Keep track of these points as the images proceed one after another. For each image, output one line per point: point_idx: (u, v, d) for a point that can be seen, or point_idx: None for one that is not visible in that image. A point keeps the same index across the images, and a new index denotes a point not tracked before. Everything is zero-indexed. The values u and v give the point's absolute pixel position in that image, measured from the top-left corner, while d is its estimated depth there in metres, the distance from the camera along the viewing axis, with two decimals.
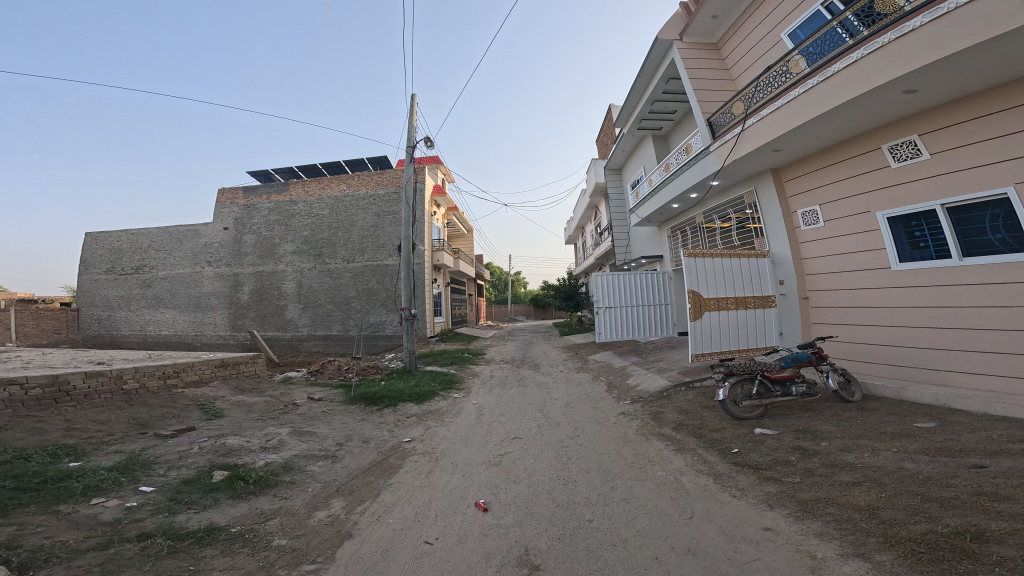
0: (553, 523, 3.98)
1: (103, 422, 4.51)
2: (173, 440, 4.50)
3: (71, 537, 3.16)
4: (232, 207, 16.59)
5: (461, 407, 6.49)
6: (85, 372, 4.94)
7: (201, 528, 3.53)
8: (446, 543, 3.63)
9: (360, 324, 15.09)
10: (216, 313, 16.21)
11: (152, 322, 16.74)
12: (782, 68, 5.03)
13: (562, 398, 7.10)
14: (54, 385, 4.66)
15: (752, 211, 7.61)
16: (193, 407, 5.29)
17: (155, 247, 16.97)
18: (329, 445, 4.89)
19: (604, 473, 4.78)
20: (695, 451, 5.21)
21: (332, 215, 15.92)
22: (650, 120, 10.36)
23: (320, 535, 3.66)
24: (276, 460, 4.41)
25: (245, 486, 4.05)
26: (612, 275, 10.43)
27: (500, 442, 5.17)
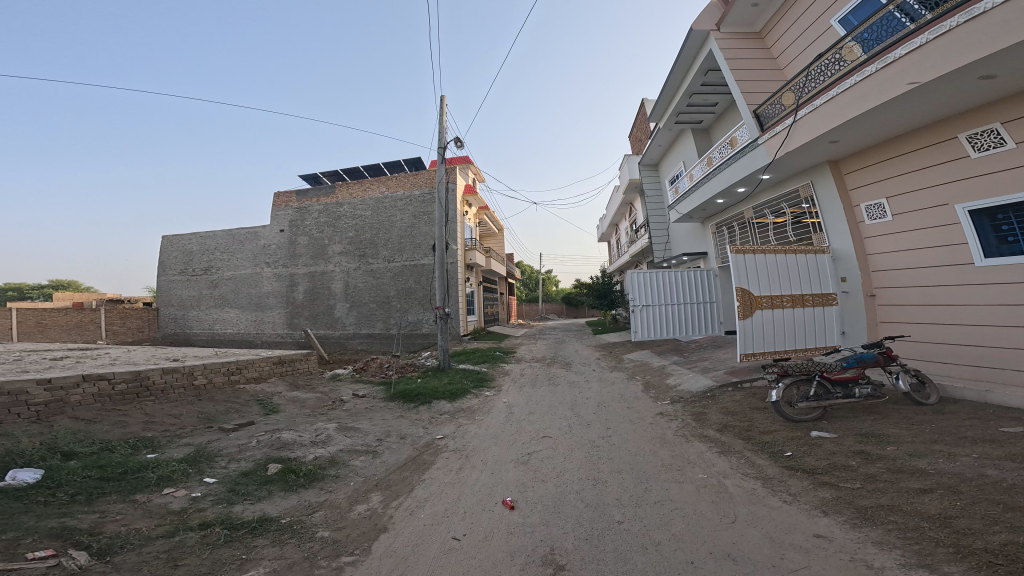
0: (582, 523, 3.93)
1: (176, 416, 5.78)
2: (234, 434, 5.50)
3: (145, 524, 3.66)
4: (286, 209, 17.45)
5: (492, 405, 6.91)
6: (163, 370, 6.36)
7: (254, 519, 3.92)
8: (474, 540, 3.64)
9: (399, 323, 15.68)
10: (274, 312, 17.29)
11: (220, 321, 18.18)
12: (836, 55, 5.22)
13: (594, 397, 7.26)
14: (137, 381, 6.05)
15: (809, 206, 7.25)
16: (253, 403, 6.68)
17: (221, 249, 18.32)
18: (371, 441, 5.37)
19: (640, 475, 4.71)
20: (742, 454, 5.00)
21: (373, 216, 16.51)
22: (689, 113, 10.55)
23: (359, 528, 3.87)
24: (324, 455, 4.90)
25: (296, 479, 4.51)
26: (648, 273, 10.57)
27: (529, 442, 5.37)
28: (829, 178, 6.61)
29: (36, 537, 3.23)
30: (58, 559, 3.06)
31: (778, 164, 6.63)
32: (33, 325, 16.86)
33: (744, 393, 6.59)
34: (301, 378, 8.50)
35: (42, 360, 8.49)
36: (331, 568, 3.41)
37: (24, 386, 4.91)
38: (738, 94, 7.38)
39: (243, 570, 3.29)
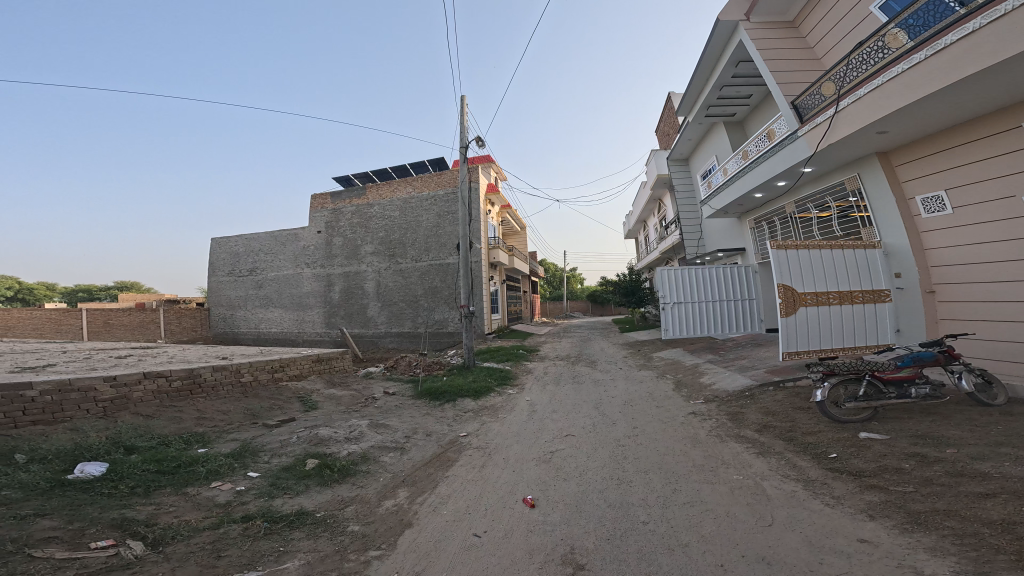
0: (603, 523, 3.85)
1: (226, 412, 6.37)
2: (277, 429, 6.00)
3: (194, 516, 3.94)
4: (323, 211, 17.98)
5: (515, 402, 7.26)
6: (213, 368, 6.97)
7: (293, 513, 4.15)
8: (494, 537, 3.68)
9: (427, 321, 16.08)
10: (314, 311, 17.95)
11: (265, 320, 19.03)
12: (880, 43, 5.40)
13: (623, 398, 7.32)
14: (191, 378, 6.68)
15: (857, 198, 7.01)
16: (295, 401, 7.15)
17: (264, 250, 19.12)
18: (399, 438, 5.66)
19: (668, 476, 4.58)
20: (782, 455, 4.75)
21: (401, 216, 16.83)
22: (723, 104, 11.24)
23: (387, 523, 4.01)
24: (356, 452, 5.21)
25: (330, 474, 4.80)
26: (676, 270, 11.14)
27: (551, 441, 5.49)
28: (879, 171, 6.34)
29: (99, 528, 3.57)
30: (118, 549, 3.37)
31: (818, 156, 6.88)
32: (101, 324, 18.03)
33: (787, 393, 6.34)
34: (336, 377, 8.83)
35: (103, 360, 9.15)
36: (359, 562, 3.53)
37: (93, 383, 5.59)
38: (775, 89, 7.90)
39: (279, 562, 3.47)
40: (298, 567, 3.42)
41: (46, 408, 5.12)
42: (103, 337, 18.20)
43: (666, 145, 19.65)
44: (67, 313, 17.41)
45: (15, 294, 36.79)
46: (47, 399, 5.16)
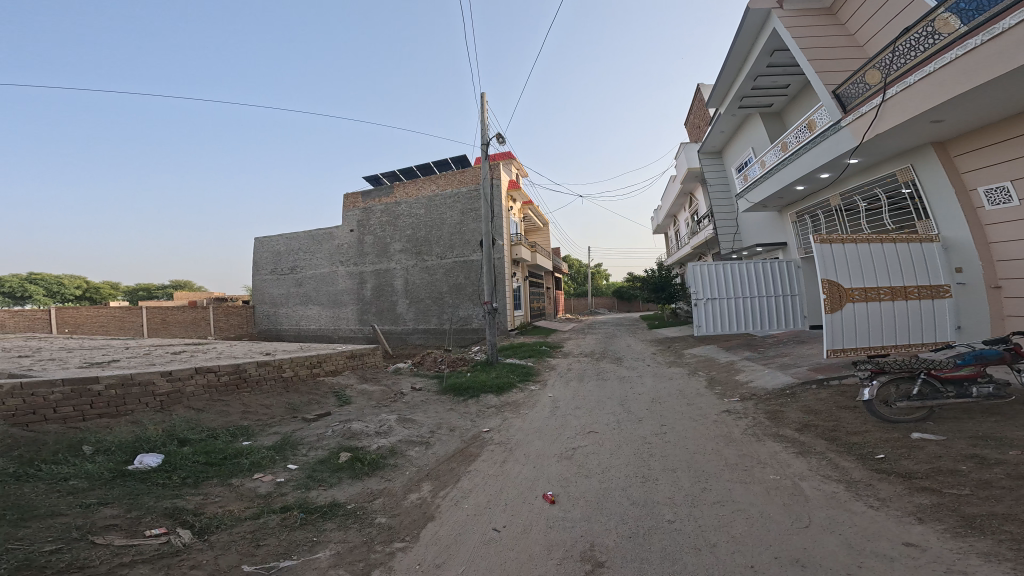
0: (626, 520, 3.78)
1: (269, 406, 6.64)
2: (315, 423, 6.20)
3: (236, 506, 4.13)
4: (354, 210, 18.36)
5: (538, 399, 7.31)
6: (258, 363, 7.26)
7: (325, 504, 4.27)
8: (513, 532, 3.72)
9: (451, 318, 16.27)
10: (348, 308, 18.38)
11: (304, 317, 19.62)
12: (927, 29, 5.26)
13: (654, 395, 7.22)
14: (238, 373, 6.98)
15: (910, 191, 6.79)
16: (331, 395, 7.35)
17: (302, 249, 19.69)
18: (424, 433, 5.79)
19: (698, 475, 4.45)
20: (824, 455, 4.55)
21: (426, 214, 17.02)
22: (758, 95, 10.92)
23: (411, 516, 4.10)
24: (385, 445, 5.32)
25: (361, 467, 4.92)
26: (709, 265, 10.77)
27: (574, 437, 5.57)
28: (936, 162, 6.15)
29: (153, 516, 3.78)
30: (168, 537, 3.55)
31: (864, 147, 6.67)
32: (159, 322, 18.96)
33: (830, 392, 6.10)
34: (369, 372, 9.00)
35: (161, 355, 9.66)
36: (384, 554, 3.59)
37: (150, 378, 5.96)
38: (813, 78, 7.63)
39: (312, 552, 3.57)
40: (327, 557, 3.49)
41: (110, 402, 5.51)
42: (160, 334, 19.10)
43: (696, 138, 19.27)
44: (128, 311, 18.35)
45: (81, 292, 38.99)
46: (112, 392, 5.54)
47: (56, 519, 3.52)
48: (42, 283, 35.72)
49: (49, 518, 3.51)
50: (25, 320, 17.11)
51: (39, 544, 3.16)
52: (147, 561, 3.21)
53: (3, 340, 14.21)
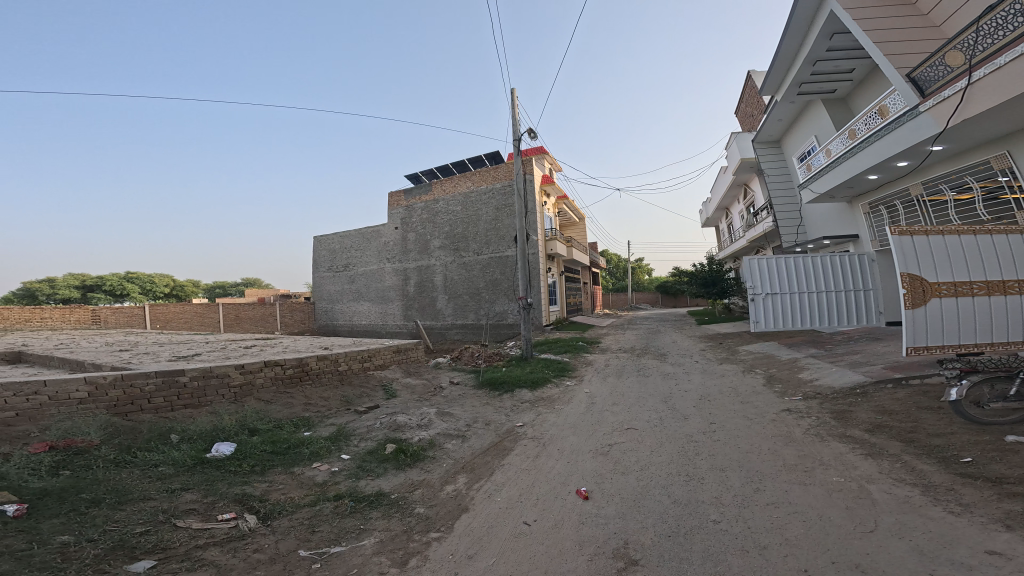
0: (665, 519, 3.66)
1: (326, 398, 6.95)
2: (365, 415, 6.43)
3: (297, 494, 4.38)
4: (398, 209, 18.81)
5: (573, 394, 7.31)
6: (319, 357, 7.60)
7: (372, 494, 4.42)
8: (543, 526, 3.75)
9: (488, 314, 16.43)
10: (395, 304, 18.87)
11: (356, 313, 20.33)
12: (1012, 9, 5.07)
13: (704, 393, 7.01)
14: (301, 366, 7.35)
15: (1008, 178, 6.64)
16: (379, 389, 7.60)
17: (354, 248, 20.36)
18: (462, 426, 5.93)
19: (752, 476, 4.25)
20: (898, 457, 4.23)
21: (463, 211, 17.19)
22: (819, 81, 10.39)
23: (447, 507, 4.19)
24: (425, 438, 5.47)
25: (405, 458, 5.08)
26: (764, 259, 10.45)
27: (613, 434, 5.54)
28: None
29: (224, 502, 4.06)
30: (237, 521, 3.81)
31: (949, 133, 6.43)
32: (234, 318, 20.27)
33: (909, 392, 5.69)
34: (413, 367, 9.24)
35: (235, 349, 10.35)
36: (422, 543, 3.67)
37: (228, 370, 6.42)
38: (881, 62, 7.21)
39: (359, 539, 3.70)
40: (371, 545, 3.61)
41: (193, 393, 6.00)
42: (234, 328, 20.35)
43: (749, 127, 18.53)
44: (208, 308, 19.65)
45: (170, 290, 42.31)
46: (195, 384, 6.04)
47: (146, 503, 3.88)
48: (135, 282, 38.75)
49: (141, 502, 3.87)
50: (124, 316, 18.80)
51: (131, 526, 3.50)
52: (218, 544, 3.45)
53: (95, 335, 15.64)
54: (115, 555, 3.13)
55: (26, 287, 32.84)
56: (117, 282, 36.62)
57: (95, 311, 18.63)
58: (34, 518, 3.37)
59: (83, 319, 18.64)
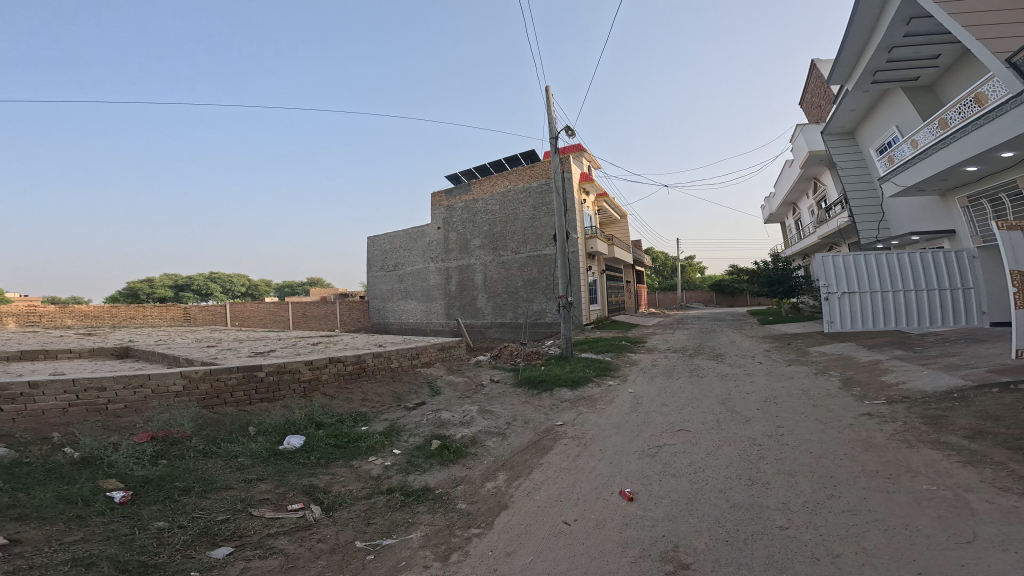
0: (722, 523, 3.50)
1: (379, 394, 7.18)
2: (414, 411, 6.60)
3: (354, 486, 4.56)
4: (440, 209, 19.12)
5: (616, 394, 7.19)
6: (375, 355, 7.88)
7: (419, 488, 4.54)
8: (584, 527, 3.71)
9: (526, 313, 16.44)
10: (438, 303, 19.24)
11: (404, 312, 20.82)
12: None
13: (770, 396, 6.66)
14: (360, 364, 7.65)
15: None
16: (424, 386, 7.79)
17: (401, 248, 20.87)
18: (502, 424, 5.99)
19: (825, 481, 3.98)
20: (1003, 465, 3.83)
21: (501, 210, 17.26)
22: (897, 70, 9.72)
23: (487, 504, 4.24)
24: (467, 435, 5.56)
25: (449, 454, 5.18)
26: (837, 255, 9.85)
27: (664, 436, 5.39)
28: None
29: (293, 493, 4.30)
30: (304, 511, 4.03)
31: None
32: (300, 316, 21.37)
33: (1018, 397, 5.15)
34: (456, 364, 9.39)
35: (298, 346, 10.93)
36: (463, 538, 3.73)
37: (298, 366, 6.79)
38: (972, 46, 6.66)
39: (407, 532, 3.81)
40: (417, 539, 3.71)
41: (269, 387, 6.40)
42: (301, 326, 21.44)
43: (816, 118, 17.54)
44: (279, 306, 20.78)
45: (247, 289, 45.36)
46: (271, 378, 6.43)
47: (227, 491, 4.17)
48: (217, 282, 41.60)
49: (224, 490, 4.17)
50: (209, 313, 20.36)
51: (214, 513, 3.78)
52: (287, 533, 3.67)
53: (182, 332, 16.95)
54: (200, 541, 3.39)
55: (129, 286, 36.03)
56: (203, 282, 39.78)
57: (186, 310, 20.26)
58: (136, 504, 3.76)
59: (173, 318, 20.13)
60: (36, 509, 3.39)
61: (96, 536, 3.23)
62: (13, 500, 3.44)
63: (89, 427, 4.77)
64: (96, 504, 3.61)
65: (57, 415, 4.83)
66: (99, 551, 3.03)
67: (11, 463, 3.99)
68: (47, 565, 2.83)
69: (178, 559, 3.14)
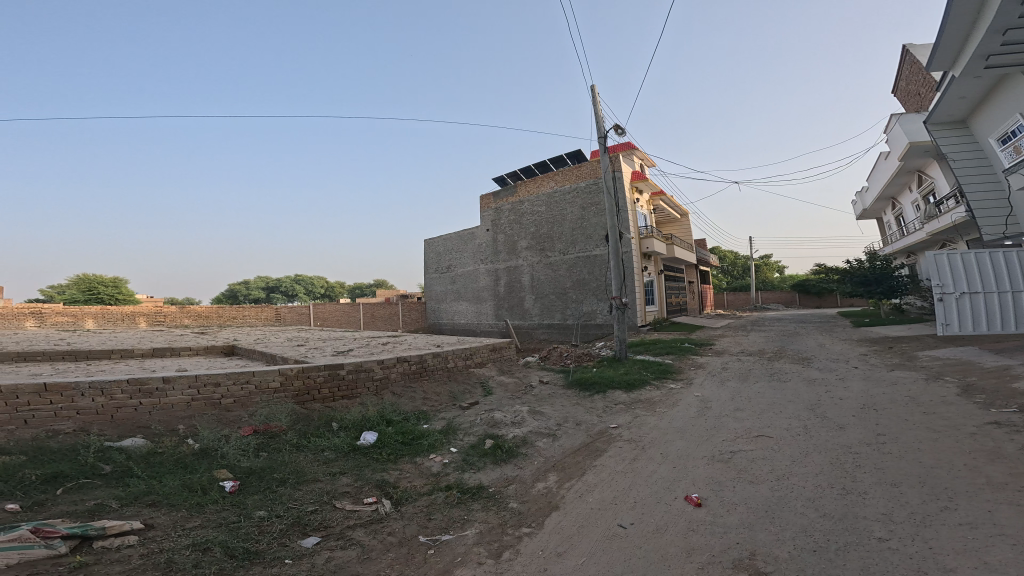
0: (810, 533, 3.28)
1: (438, 394, 7.36)
2: (467, 411, 6.73)
3: (418, 482, 4.72)
4: (488, 211, 19.37)
5: (680, 398, 6.97)
6: (434, 355, 8.10)
7: (474, 486, 4.62)
8: (642, 530, 3.63)
9: (575, 314, 16.20)
10: (487, 304, 19.45)
11: (456, 313, 21.19)
12: None
13: (868, 403, 6.12)
14: (422, 364, 7.89)
15: None
16: (477, 386, 7.91)
17: (453, 250, 21.25)
18: (553, 425, 5.99)
19: (937, 492, 3.61)
20: None
21: (547, 211, 17.24)
22: (1011, 51, 8.70)
23: (538, 503, 4.27)
24: (518, 435, 5.62)
25: (501, 453, 5.25)
26: (948, 253, 9.01)
27: (742, 442, 5.12)
28: None
29: (368, 486, 4.52)
30: (377, 505, 4.21)
31: None
32: (369, 317, 22.31)
33: None
34: (507, 365, 9.44)
35: (375, 344, 11.51)
36: (516, 536, 3.76)
37: (372, 364, 7.12)
38: None
39: (463, 529, 3.88)
40: (472, 535, 3.77)
41: (348, 384, 6.75)
42: (371, 327, 22.38)
43: (915, 104, 16.12)
44: (352, 307, 21.86)
45: (326, 289, 48.14)
46: (350, 376, 6.78)
47: (316, 484, 4.45)
48: (302, 285, 44.48)
49: (313, 482, 4.45)
50: (296, 313, 21.85)
51: (304, 504, 4.05)
52: (363, 525, 3.87)
53: (273, 331, 18.34)
54: (293, 530, 3.64)
55: (231, 289, 39.76)
56: (289, 283, 42.76)
57: (278, 310, 21.52)
58: (243, 493, 4.10)
59: (266, 318, 21.68)
60: (165, 496, 3.83)
61: (210, 523, 3.56)
62: (148, 488, 3.91)
63: (207, 420, 5.35)
64: (211, 493, 3.99)
65: (183, 408, 5.44)
66: (213, 537, 3.35)
67: (148, 453, 4.52)
68: (173, 549, 3.18)
69: (275, 546, 3.38)
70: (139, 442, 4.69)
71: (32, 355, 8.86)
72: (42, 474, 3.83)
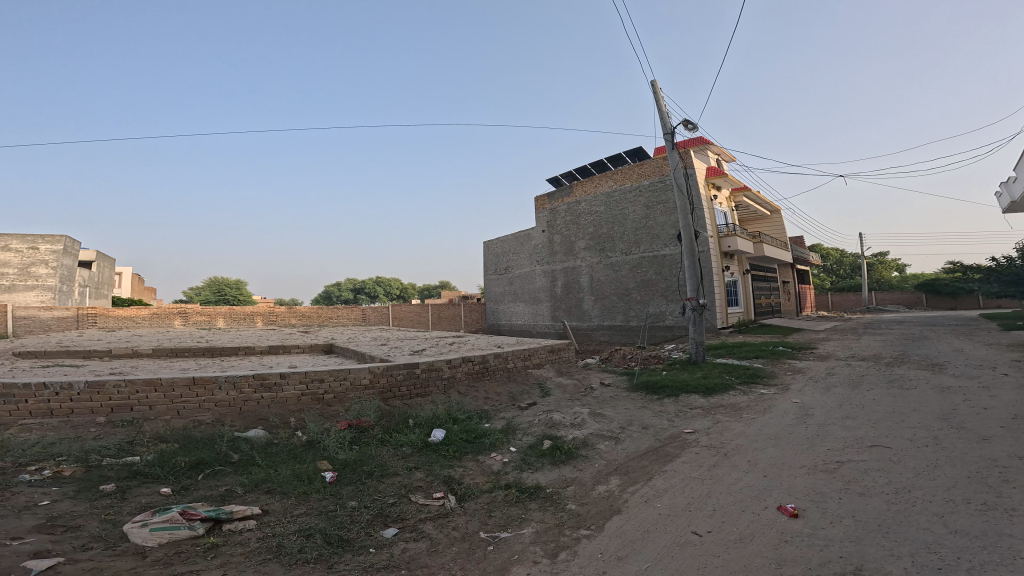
0: (935, 550, 2.80)
1: (497, 394, 7.23)
2: (528, 411, 6.54)
3: (478, 480, 4.59)
4: (543, 212, 19.17)
5: (774, 404, 6.39)
6: (495, 355, 7.98)
7: (532, 486, 4.43)
8: (720, 539, 3.27)
9: (640, 315, 15.60)
10: (543, 305, 19.25)
11: (513, 314, 21.14)
12: None
13: (1017, 412, 5.24)
14: (484, 364, 7.79)
15: None
16: (534, 386, 7.72)
17: (510, 251, 21.20)
18: (614, 428, 5.70)
19: None
20: None
21: (606, 211, 16.77)
22: None
23: (597, 506, 3.99)
24: (579, 437, 5.38)
25: (560, 454, 5.02)
26: None
27: (854, 451, 4.55)
28: None
29: (437, 482, 4.44)
30: (444, 500, 4.11)
31: None
32: (435, 318, 22.72)
33: None
34: (566, 366, 9.17)
35: (433, 346, 11.59)
36: (572, 538, 3.51)
37: (440, 363, 7.09)
38: None
39: (521, 527, 3.70)
40: (528, 534, 3.58)
41: (421, 382, 6.76)
42: (439, 326, 22.77)
43: None
44: (423, 307, 22.38)
45: (403, 291, 50.04)
46: (424, 374, 6.80)
47: (396, 478, 4.42)
48: (383, 288, 46.46)
49: (394, 476, 4.44)
50: (381, 313, 22.44)
51: (386, 496, 4.02)
52: (433, 519, 3.77)
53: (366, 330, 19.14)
54: (375, 521, 3.61)
55: (324, 292, 42.45)
56: (371, 286, 44.80)
57: (365, 311, 22.13)
58: (341, 484, 4.15)
59: (355, 318, 22.52)
60: (279, 484, 3.95)
61: (311, 511, 3.61)
62: (266, 475, 4.06)
63: (313, 414, 5.57)
64: (315, 482, 4.06)
65: (295, 402, 5.70)
66: (314, 524, 3.38)
67: (266, 443, 4.74)
68: (282, 533, 3.23)
69: (362, 536, 3.35)
70: (260, 433, 4.95)
71: (182, 351, 9.76)
72: (188, 460, 4.11)
